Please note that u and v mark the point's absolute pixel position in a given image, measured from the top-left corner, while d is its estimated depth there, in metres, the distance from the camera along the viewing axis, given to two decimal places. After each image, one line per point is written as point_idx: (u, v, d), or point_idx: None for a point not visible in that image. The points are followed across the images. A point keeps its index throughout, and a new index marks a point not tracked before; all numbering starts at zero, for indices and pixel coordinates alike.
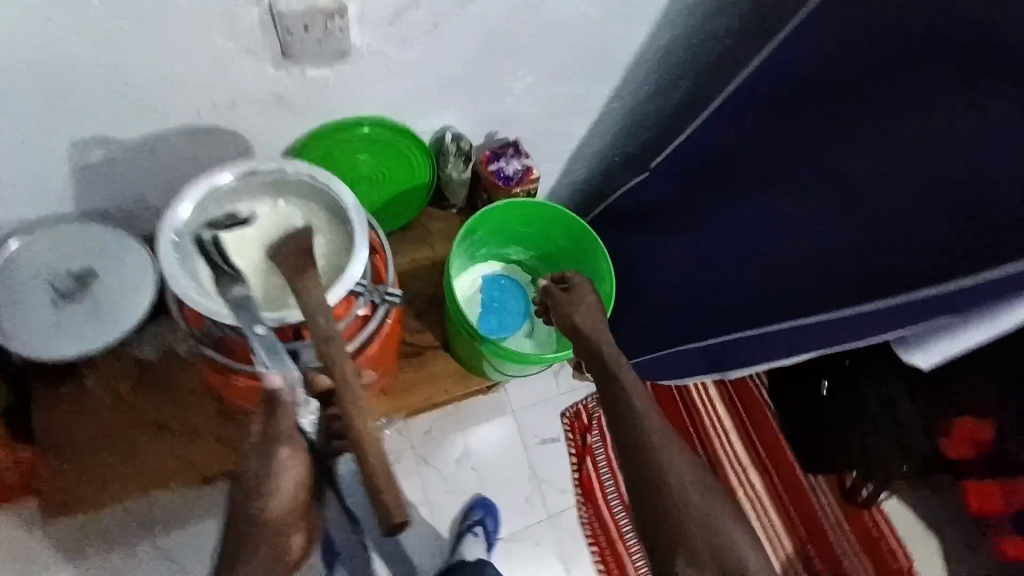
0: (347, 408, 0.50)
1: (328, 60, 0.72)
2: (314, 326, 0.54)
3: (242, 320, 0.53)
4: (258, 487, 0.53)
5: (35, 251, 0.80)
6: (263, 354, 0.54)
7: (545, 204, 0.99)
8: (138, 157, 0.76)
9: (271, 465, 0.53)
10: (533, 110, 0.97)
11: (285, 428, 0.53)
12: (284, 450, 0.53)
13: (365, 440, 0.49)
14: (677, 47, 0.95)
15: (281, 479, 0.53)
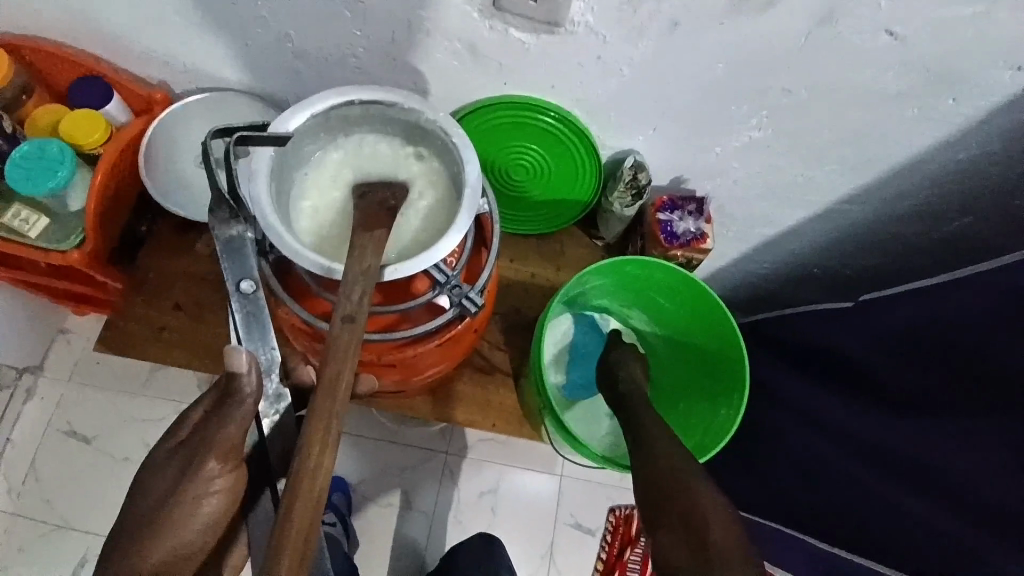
0: (312, 428, 0.43)
1: (536, 27, 0.62)
2: (337, 301, 0.48)
3: (232, 269, 0.53)
4: (180, 494, 0.52)
5: (208, 109, 0.83)
6: (240, 317, 0.53)
7: (699, 281, 0.80)
8: (323, 60, 0.73)
9: (196, 474, 0.51)
10: (742, 172, 0.79)
11: (224, 438, 0.51)
12: (213, 462, 0.51)
13: (301, 486, 0.41)
14: (974, 169, 0.71)
15: (205, 492, 0.52)
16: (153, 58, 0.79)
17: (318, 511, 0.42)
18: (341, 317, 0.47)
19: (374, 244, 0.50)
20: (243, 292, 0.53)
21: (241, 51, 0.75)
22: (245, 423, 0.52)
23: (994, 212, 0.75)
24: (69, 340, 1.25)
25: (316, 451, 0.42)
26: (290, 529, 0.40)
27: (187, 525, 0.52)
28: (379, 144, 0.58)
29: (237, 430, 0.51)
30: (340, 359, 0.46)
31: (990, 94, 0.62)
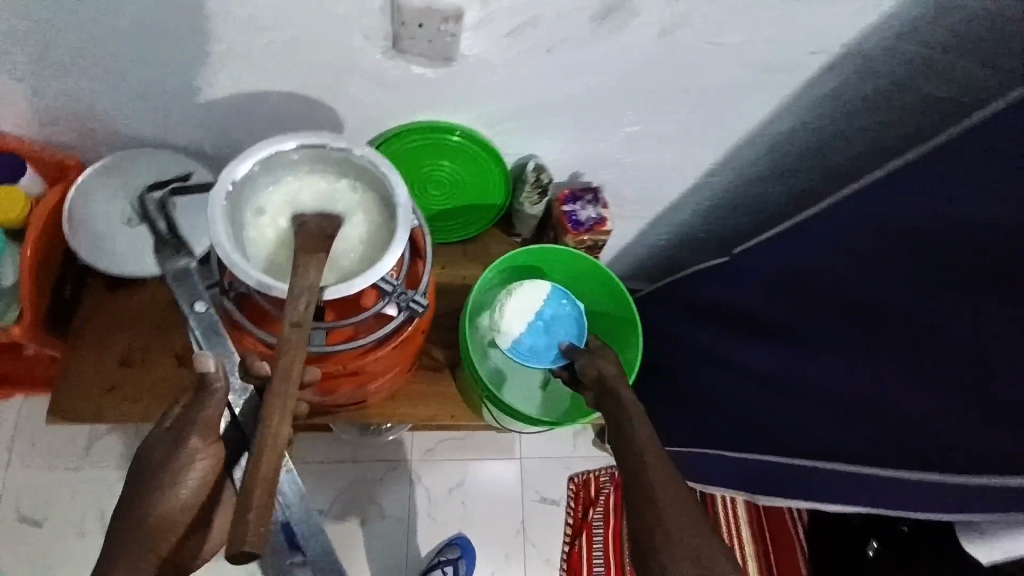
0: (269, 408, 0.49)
1: (434, 63, 0.73)
2: (286, 312, 0.55)
3: (182, 294, 0.65)
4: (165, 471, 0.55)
5: (126, 166, 0.83)
6: (200, 331, 0.64)
7: (581, 255, 0.92)
8: (242, 108, 0.80)
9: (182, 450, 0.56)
10: (625, 161, 0.94)
11: (204, 419, 0.56)
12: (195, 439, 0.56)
13: (264, 453, 0.46)
14: (795, 137, 0.90)
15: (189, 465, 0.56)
16: (63, 124, 0.81)
17: (276, 476, 0.46)
18: (290, 324, 0.54)
19: (315, 261, 0.57)
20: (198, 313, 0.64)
21: (157, 110, 0.79)
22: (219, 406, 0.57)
23: (819, 167, 0.95)
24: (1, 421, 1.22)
25: (275, 420, 0.48)
26: (257, 484, 0.44)
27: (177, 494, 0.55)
28: (317, 182, 0.66)
29: (213, 415, 0.57)
30: (291, 357, 0.52)
31: (795, 77, 0.80)
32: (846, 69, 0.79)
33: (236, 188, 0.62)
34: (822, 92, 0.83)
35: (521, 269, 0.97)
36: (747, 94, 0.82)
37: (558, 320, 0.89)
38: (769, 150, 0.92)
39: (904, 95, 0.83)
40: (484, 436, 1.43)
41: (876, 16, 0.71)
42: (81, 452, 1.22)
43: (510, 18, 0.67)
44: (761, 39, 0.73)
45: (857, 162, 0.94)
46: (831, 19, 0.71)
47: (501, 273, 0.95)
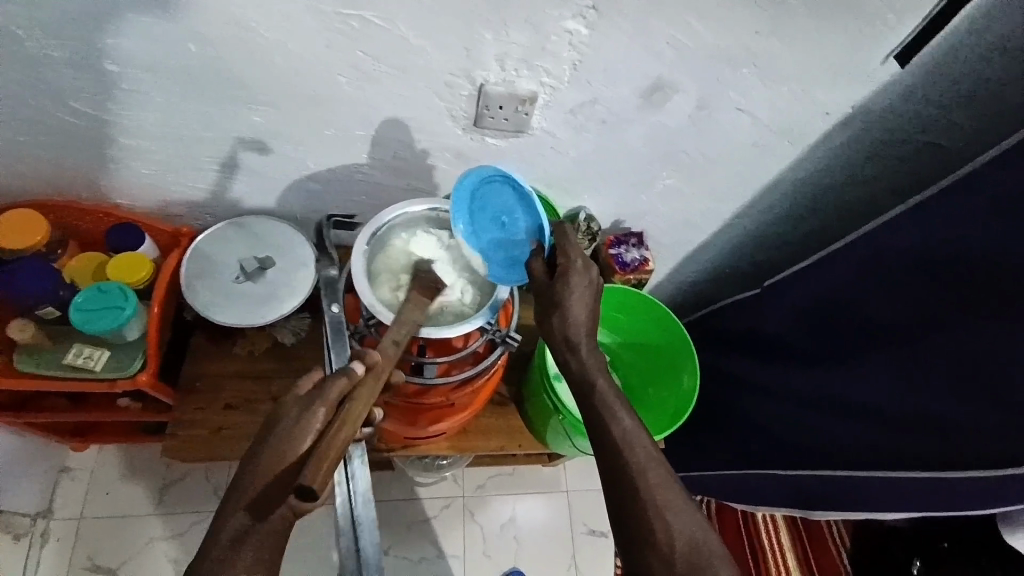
0: (360, 388, 0.54)
1: (507, 134, 0.86)
2: (392, 328, 0.62)
3: (328, 298, 0.71)
4: (285, 434, 0.54)
5: (231, 233, 0.96)
6: (328, 328, 0.67)
7: (642, 294, 1.02)
8: (338, 178, 0.92)
9: (304, 424, 0.54)
10: (663, 210, 1.06)
11: (327, 392, 0.55)
12: (319, 411, 0.54)
13: (344, 423, 0.50)
14: (812, 182, 1.02)
15: (299, 445, 0.53)
16: (179, 197, 0.93)
17: (347, 442, 0.49)
18: (392, 340, 0.61)
19: (423, 301, 0.65)
20: (332, 314, 0.69)
21: (265, 183, 0.92)
22: (342, 389, 0.55)
23: (833, 207, 1.08)
24: (73, 477, 1.27)
25: (363, 401, 0.53)
26: (330, 445, 0.47)
27: (281, 463, 0.53)
28: (430, 237, 0.78)
29: (337, 398, 0.54)
30: (389, 361, 0.59)
31: (812, 134, 0.92)
32: (856, 125, 0.92)
33: (369, 244, 0.75)
34: (835, 146, 0.96)
35: None
36: (772, 149, 0.94)
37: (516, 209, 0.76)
38: (789, 194, 1.05)
39: (905, 145, 0.96)
40: (531, 471, 1.49)
41: (880, 84, 0.85)
42: (153, 502, 1.27)
43: (575, 99, 0.81)
44: (784, 106, 0.86)
45: (867, 203, 1.07)
46: (842, 88, 0.84)
47: None
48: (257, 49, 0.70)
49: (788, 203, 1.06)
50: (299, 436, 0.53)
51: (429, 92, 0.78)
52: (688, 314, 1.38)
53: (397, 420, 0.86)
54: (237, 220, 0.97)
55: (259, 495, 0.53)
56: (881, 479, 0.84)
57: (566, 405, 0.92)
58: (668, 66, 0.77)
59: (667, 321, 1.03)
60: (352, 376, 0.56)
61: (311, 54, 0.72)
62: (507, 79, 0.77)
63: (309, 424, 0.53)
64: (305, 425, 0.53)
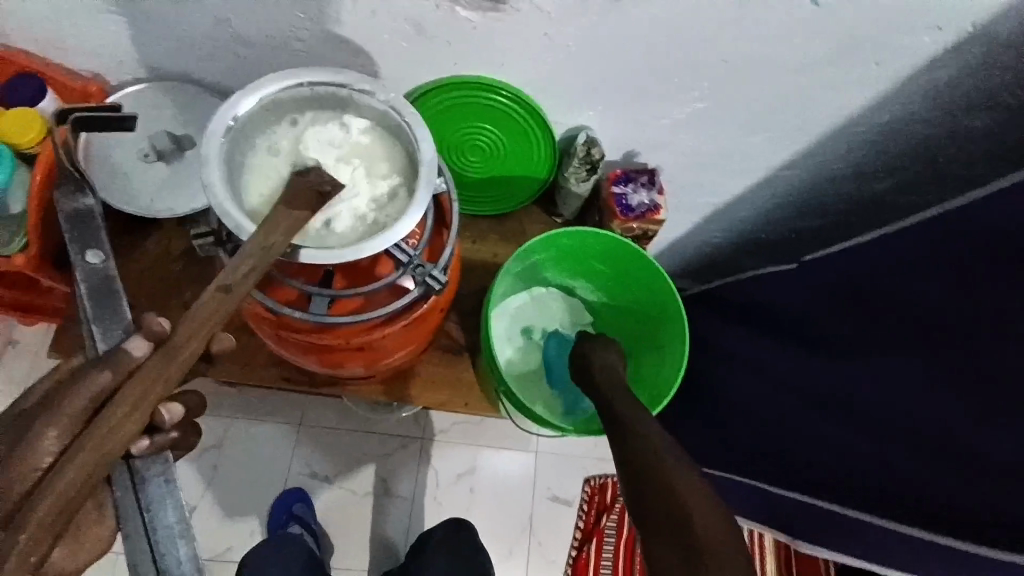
0: (126, 389, 0.38)
1: (482, 6, 0.63)
2: (225, 268, 0.44)
3: (72, 240, 0.46)
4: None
5: (145, 100, 0.79)
6: (84, 291, 0.45)
7: (629, 244, 0.80)
8: (271, 45, 0.73)
9: (31, 449, 0.36)
10: (688, 144, 0.82)
11: (79, 397, 0.38)
12: (52, 430, 0.37)
13: (87, 443, 0.35)
14: (893, 133, 0.76)
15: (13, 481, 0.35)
16: (85, 49, 0.76)
17: (96, 474, 0.35)
18: (216, 285, 0.43)
19: (288, 218, 0.48)
20: (89, 268, 0.46)
21: (183, 41, 0.73)
22: (99, 391, 0.38)
23: (917, 170, 0.81)
24: (18, 353, 1.20)
25: (130, 406, 0.37)
26: (51, 486, 0.33)
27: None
28: (328, 129, 0.58)
29: (83, 406, 0.38)
30: (198, 328, 0.41)
31: (910, 56, 0.66)
32: (976, 52, 0.65)
33: (239, 125, 0.54)
34: (938, 81, 0.69)
35: (556, 253, 0.86)
36: (848, 74, 0.69)
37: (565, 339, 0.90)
38: (859, 143, 0.79)
39: None
40: (500, 424, 1.36)
41: None
42: None
43: None
44: (879, 4, 0.60)
45: (965, 171, 0.80)
46: None
47: (539, 255, 0.84)
48: None
49: (854, 156, 0.81)
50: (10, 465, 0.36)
51: None
52: (703, 281, 1.15)
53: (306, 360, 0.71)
54: (156, 85, 0.79)
55: None
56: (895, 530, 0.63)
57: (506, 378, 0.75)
58: None
59: (660, 287, 0.83)
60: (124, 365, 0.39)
61: None
62: None
63: (38, 448, 0.36)
64: (33, 447, 0.36)
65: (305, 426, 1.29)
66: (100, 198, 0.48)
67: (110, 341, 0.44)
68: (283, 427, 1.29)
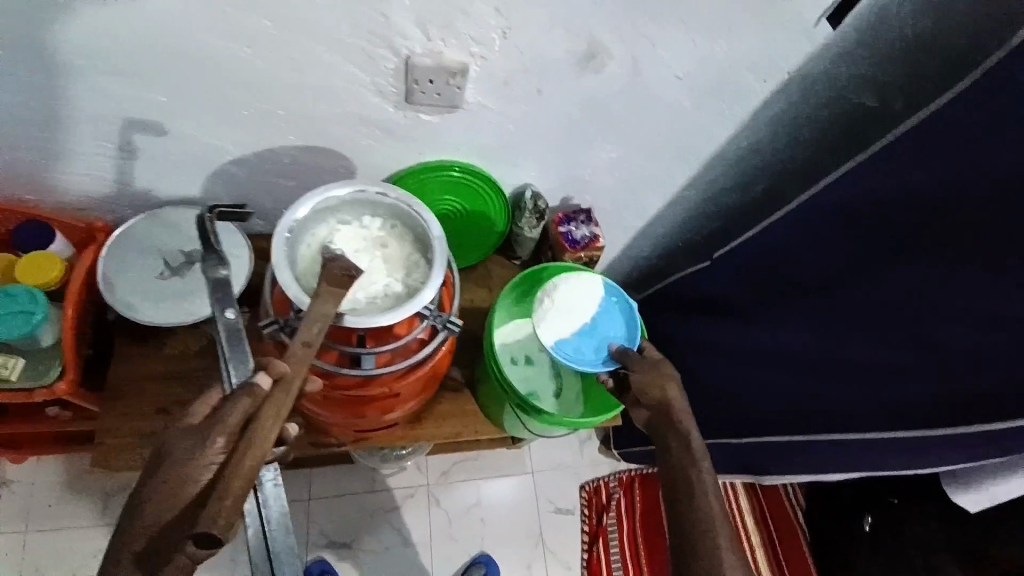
0: (262, 412, 0.53)
1: (441, 110, 0.82)
2: (301, 329, 0.61)
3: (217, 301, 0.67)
4: (179, 471, 0.50)
5: (154, 226, 0.89)
6: (224, 336, 0.65)
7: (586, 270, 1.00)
8: (265, 162, 0.87)
9: (203, 456, 0.51)
10: (610, 184, 1.04)
11: (228, 419, 0.52)
12: (216, 441, 0.51)
13: (248, 451, 0.50)
14: (755, 151, 1.02)
15: (200, 477, 0.51)
16: (90, 189, 0.86)
17: (255, 471, 0.50)
18: (301, 342, 0.60)
19: (336, 293, 0.64)
20: (227, 320, 0.66)
21: (185, 170, 0.86)
22: (243, 412, 0.53)
23: (778, 175, 1.08)
24: (7, 493, 1.19)
25: (270, 422, 0.53)
26: (232, 482, 0.48)
27: (176, 502, 0.50)
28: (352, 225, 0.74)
29: (238, 422, 0.52)
30: (296, 369, 0.58)
31: (754, 99, 0.91)
32: (795, 90, 0.91)
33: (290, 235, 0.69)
34: (777, 111, 0.95)
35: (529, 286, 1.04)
36: (714, 117, 0.93)
37: (608, 315, 0.94)
38: (733, 163, 1.04)
39: (843, 109, 0.96)
40: (496, 454, 1.48)
41: (815, 47, 0.84)
42: (96, 513, 1.20)
43: (507, 69, 0.77)
44: (725, 70, 0.84)
45: (811, 170, 1.07)
46: (777, 51, 0.83)
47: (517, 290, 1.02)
48: (157, 23, 0.65)
49: (732, 172, 1.06)
50: (198, 468, 0.51)
51: (351, 65, 0.73)
52: (641, 290, 1.37)
53: (342, 412, 0.83)
54: (160, 212, 0.90)
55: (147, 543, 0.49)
56: (836, 442, 0.87)
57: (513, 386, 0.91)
58: (599, 31, 0.75)
59: None
60: (255, 394, 0.54)
61: (218, 29, 0.66)
62: (433, 49, 0.73)
63: (204, 462, 0.51)
64: (197, 463, 0.51)
65: (314, 498, 1.35)
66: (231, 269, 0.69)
67: (242, 372, 0.64)
68: (293, 503, 1.34)
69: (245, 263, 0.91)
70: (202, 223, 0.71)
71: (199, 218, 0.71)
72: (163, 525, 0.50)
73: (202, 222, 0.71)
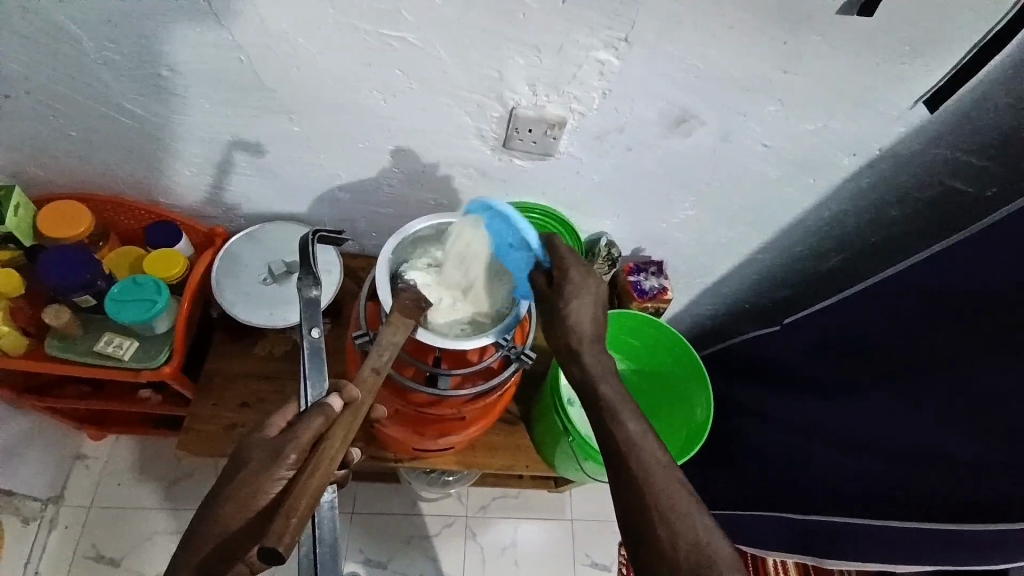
0: (331, 433, 0.56)
1: (534, 157, 0.88)
2: (372, 356, 0.65)
3: (306, 321, 0.70)
4: (252, 480, 0.55)
5: (266, 236, 1.00)
6: (307, 353, 0.68)
7: (655, 321, 1.02)
8: (368, 190, 0.96)
9: (274, 469, 0.55)
10: (683, 241, 1.07)
11: (299, 437, 0.56)
12: (287, 457, 0.55)
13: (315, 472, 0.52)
14: (834, 223, 1.03)
15: (269, 488, 0.55)
16: (215, 199, 0.98)
17: (318, 492, 0.52)
18: (371, 368, 0.64)
19: (405, 323, 0.69)
20: (313, 338, 0.70)
21: (298, 190, 0.96)
22: (315, 431, 0.57)
23: (857, 249, 1.07)
24: (87, 465, 1.29)
25: (336, 445, 0.56)
26: (300, 501, 0.49)
27: (248, 508, 0.55)
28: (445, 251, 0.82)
29: (308, 441, 0.56)
30: (365, 393, 0.62)
31: (839, 172, 0.93)
32: (882, 167, 0.92)
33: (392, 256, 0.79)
34: (862, 186, 0.96)
35: None
36: (797, 186, 0.95)
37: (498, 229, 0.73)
38: (810, 232, 1.05)
39: (930, 190, 0.96)
40: (536, 496, 1.47)
41: (907, 128, 0.85)
42: (159, 497, 1.28)
43: (601, 126, 0.83)
44: (813, 144, 0.87)
45: (892, 246, 1.06)
46: (867, 128, 0.85)
47: None
48: (304, 65, 0.74)
49: (809, 241, 1.06)
50: (270, 481, 0.55)
51: (461, 112, 0.81)
52: (702, 348, 1.36)
53: (406, 429, 0.86)
54: (274, 224, 1.00)
55: (221, 541, 0.55)
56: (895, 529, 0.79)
57: (575, 426, 0.91)
58: (693, 99, 0.79)
59: (680, 349, 1.04)
60: (325, 416, 0.57)
61: (354, 73, 0.75)
62: (537, 103, 0.80)
63: (273, 476, 0.55)
64: (268, 475, 0.55)
65: (356, 513, 1.38)
66: (320, 289, 0.72)
67: (319, 393, 0.67)
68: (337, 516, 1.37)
69: (336, 279, 0.98)
70: (303, 240, 0.74)
71: (303, 235, 0.75)
72: (236, 529, 0.55)
73: (303, 239, 0.74)
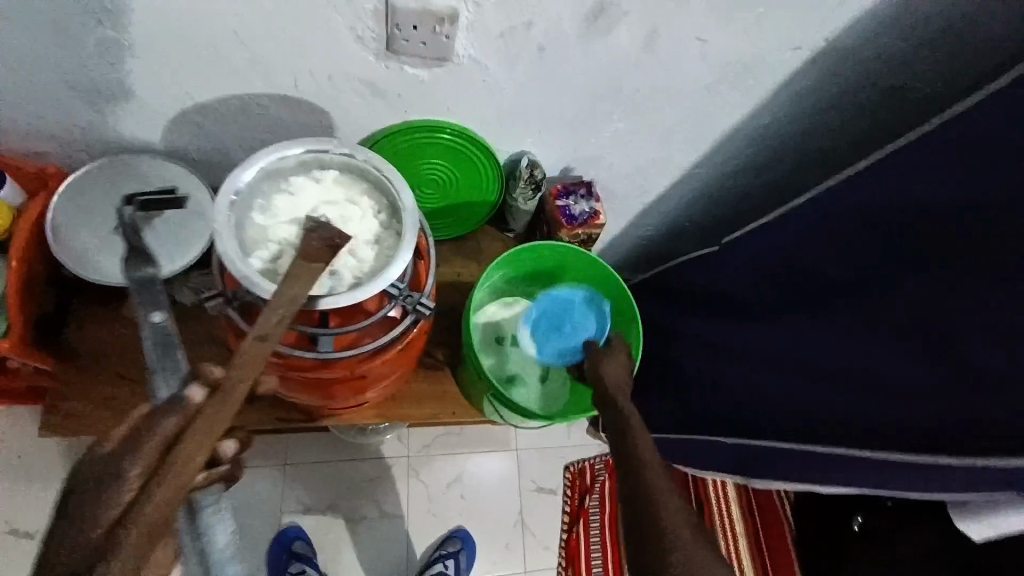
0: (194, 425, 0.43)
1: (428, 63, 0.72)
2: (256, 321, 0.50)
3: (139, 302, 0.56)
4: (84, 506, 0.39)
5: (112, 173, 0.82)
6: (150, 344, 0.53)
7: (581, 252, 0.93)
8: (232, 112, 0.78)
9: (115, 485, 0.40)
10: (613, 158, 0.95)
11: (150, 436, 0.42)
12: (131, 467, 0.40)
13: (170, 472, 0.41)
14: (775, 130, 0.93)
15: (106, 511, 0.39)
16: (40, 132, 0.79)
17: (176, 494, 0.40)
18: (255, 335, 0.49)
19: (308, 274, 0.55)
20: (153, 324, 0.54)
21: (143, 116, 0.78)
22: (170, 426, 0.43)
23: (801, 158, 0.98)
24: None
25: (198, 437, 0.43)
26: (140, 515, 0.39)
27: (79, 544, 0.38)
28: (308, 185, 0.66)
29: (162, 439, 0.42)
30: (240, 372, 0.47)
31: (782, 70, 0.81)
32: (830, 63, 0.81)
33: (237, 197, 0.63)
34: (806, 86, 0.85)
35: (518, 269, 0.97)
36: (736, 89, 0.83)
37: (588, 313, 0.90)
38: (751, 142, 0.95)
39: (880, 86, 0.86)
40: (480, 430, 1.44)
41: (859, 11, 0.73)
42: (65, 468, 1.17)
43: (504, 21, 0.68)
44: (753, 36, 0.74)
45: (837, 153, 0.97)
46: (814, 13, 0.72)
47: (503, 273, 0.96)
48: None
49: (750, 151, 0.96)
50: (107, 503, 0.39)
51: (324, 4, 0.64)
52: (643, 271, 1.29)
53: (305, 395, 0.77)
54: (118, 158, 0.83)
55: None
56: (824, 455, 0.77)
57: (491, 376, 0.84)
58: None
59: (607, 280, 0.96)
60: (185, 409, 0.44)
61: None
62: None
63: (115, 492, 0.40)
64: (106, 494, 0.39)
65: (291, 464, 1.32)
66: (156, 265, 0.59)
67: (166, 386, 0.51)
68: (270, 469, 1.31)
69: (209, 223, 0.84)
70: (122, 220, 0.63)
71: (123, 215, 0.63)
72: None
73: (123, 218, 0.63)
